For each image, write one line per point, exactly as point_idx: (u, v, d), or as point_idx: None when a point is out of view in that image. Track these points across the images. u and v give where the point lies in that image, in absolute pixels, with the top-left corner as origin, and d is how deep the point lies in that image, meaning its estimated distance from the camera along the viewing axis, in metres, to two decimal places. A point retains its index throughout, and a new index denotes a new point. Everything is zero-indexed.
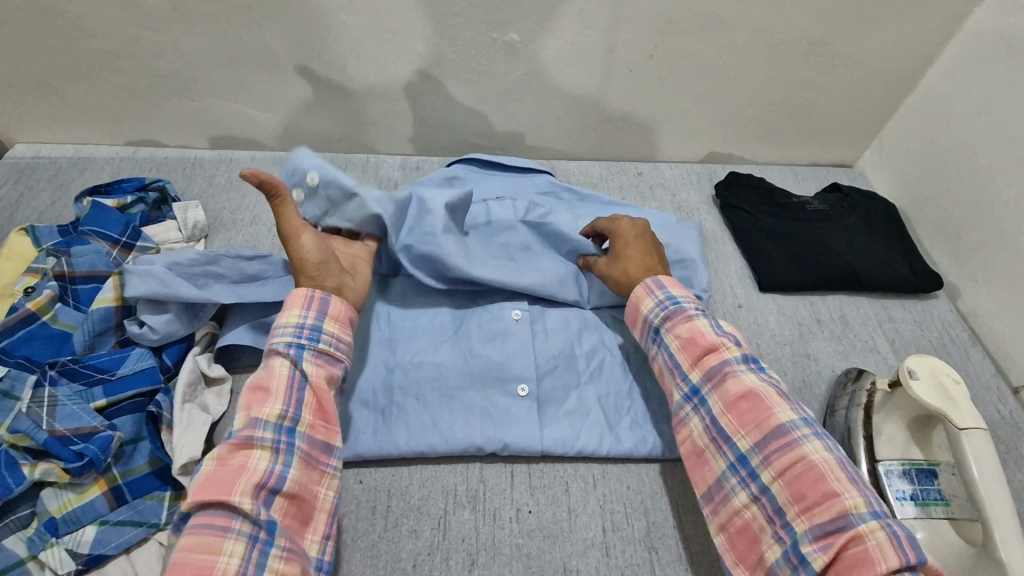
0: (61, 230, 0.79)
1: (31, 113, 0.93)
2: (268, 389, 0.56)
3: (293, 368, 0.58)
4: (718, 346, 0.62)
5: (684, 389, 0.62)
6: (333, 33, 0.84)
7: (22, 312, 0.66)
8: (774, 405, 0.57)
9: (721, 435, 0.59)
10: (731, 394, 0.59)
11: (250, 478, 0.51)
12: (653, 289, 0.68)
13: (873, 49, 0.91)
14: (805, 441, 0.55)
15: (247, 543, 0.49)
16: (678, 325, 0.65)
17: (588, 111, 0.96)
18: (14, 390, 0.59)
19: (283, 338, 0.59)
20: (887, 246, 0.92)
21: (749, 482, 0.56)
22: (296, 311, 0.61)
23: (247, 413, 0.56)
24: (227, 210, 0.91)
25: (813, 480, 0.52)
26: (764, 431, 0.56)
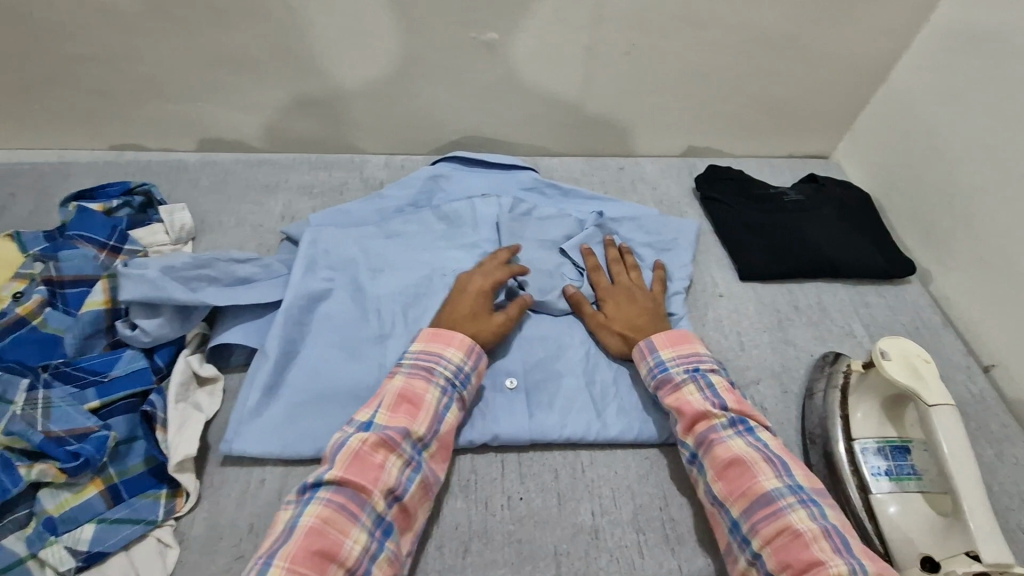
0: (46, 235, 0.79)
1: (10, 120, 0.93)
2: (420, 407, 0.62)
3: (442, 401, 0.63)
4: (707, 412, 0.64)
5: (685, 454, 0.65)
6: (314, 35, 0.84)
7: (12, 317, 0.66)
8: (760, 473, 0.58)
9: (716, 502, 0.60)
10: (718, 462, 0.60)
11: (388, 480, 0.57)
12: (645, 354, 0.70)
13: (845, 42, 0.93)
14: (789, 509, 0.56)
15: (370, 533, 0.55)
16: (666, 394, 0.67)
17: (568, 108, 0.98)
18: (7, 394, 0.59)
19: (444, 372, 0.65)
20: (861, 233, 0.94)
21: (744, 546, 0.57)
22: (459, 355, 0.66)
23: (394, 417, 0.61)
24: (212, 212, 0.91)
25: (797, 548, 0.53)
26: (750, 498, 0.57)
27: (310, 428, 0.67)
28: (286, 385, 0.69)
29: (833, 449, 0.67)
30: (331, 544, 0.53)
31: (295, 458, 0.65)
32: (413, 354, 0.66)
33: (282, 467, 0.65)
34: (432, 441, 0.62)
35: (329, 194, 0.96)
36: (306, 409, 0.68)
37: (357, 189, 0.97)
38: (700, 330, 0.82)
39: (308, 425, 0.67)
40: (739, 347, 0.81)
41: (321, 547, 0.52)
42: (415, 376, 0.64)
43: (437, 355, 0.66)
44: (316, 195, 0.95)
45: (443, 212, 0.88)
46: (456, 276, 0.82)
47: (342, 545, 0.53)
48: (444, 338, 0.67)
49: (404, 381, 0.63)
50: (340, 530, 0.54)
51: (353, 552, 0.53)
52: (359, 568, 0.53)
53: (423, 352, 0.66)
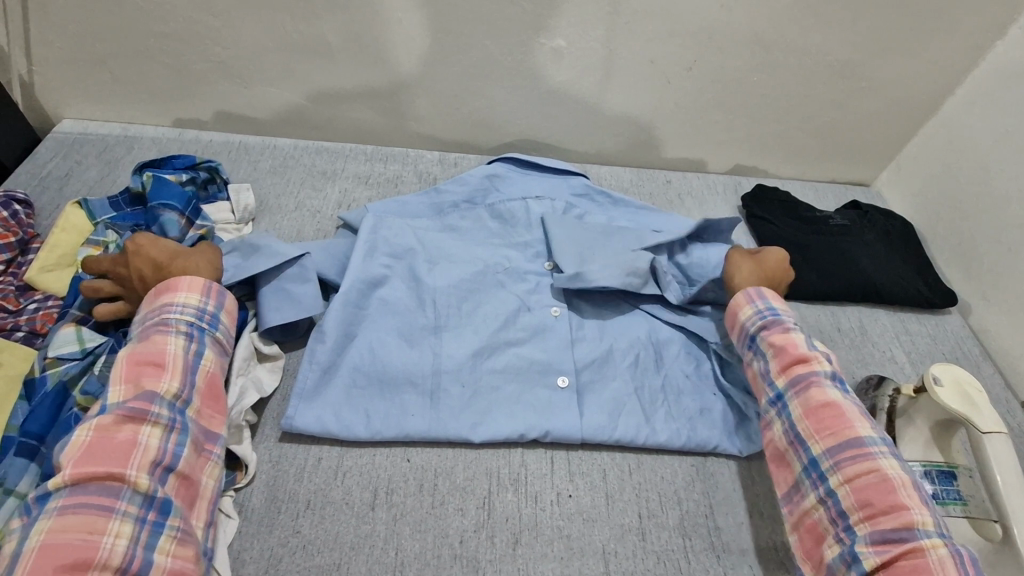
0: (114, 204, 0.81)
1: (81, 91, 0.95)
2: (164, 364, 0.58)
3: (187, 350, 0.61)
4: (810, 358, 0.65)
5: (770, 394, 0.66)
6: (389, 30, 0.87)
7: (90, 282, 0.68)
8: (856, 422, 0.60)
9: (798, 439, 0.62)
10: (814, 402, 0.62)
11: (146, 454, 0.53)
12: (752, 298, 0.72)
13: (901, 74, 0.95)
14: (881, 456, 0.57)
15: (135, 524, 0.50)
16: (773, 333, 0.68)
17: (624, 119, 1.00)
18: (86, 352, 0.63)
19: (180, 318, 0.62)
20: (905, 262, 0.96)
21: (818, 483, 0.59)
22: (194, 296, 0.64)
23: (133, 387, 0.57)
24: (272, 195, 0.93)
25: (883, 491, 0.55)
26: (840, 440, 0.59)
27: (367, 412, 0.68)
28: (344, 368, 0.70)
29: None
30: (84, 550, 0.47)
31: (352, 439, 0.67)
32: (142, 319, 0.63)
33: (339, 447, 0.67)
34: (190, 395, 0.59)
35: (385, 185, 0.98)
36: (363, 394, 0.69)
37: (412, 182, 0.99)
38: None
39: (366, 409, 0.68)
40: None
41: (72, 556, 0.47)
42: (148, 335, 0.60)
43: (165, 305, 0.62)
44: (373, 185, 0.97)
45: (497, 211, 0.90)
46: (510, 274, 0.83)
47: (100, 547, 0.48)
48: (171, 285, 0.64)
49: (139, 343, 0.59)
50: (89, 532, 0.48)
51: (119, 548, 0.49)
52: (128, 560, 0.49)
53: (153, 308, 0.63)
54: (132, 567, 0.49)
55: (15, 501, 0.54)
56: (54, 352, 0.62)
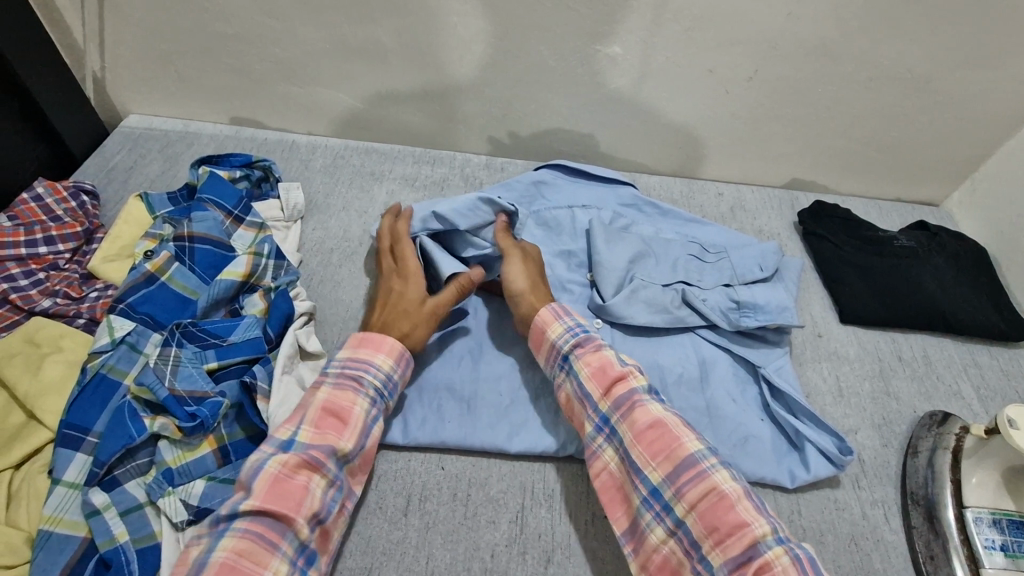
0: (172, 198, 0.84)
1: (148, 88, 0.99)
2: (347, 422, 0.58)
3: (369, 413, 0.60)
4: (626, 374, 0.62)
5: (596, 419, 0.61)
6: (443, 34, 0.87)
7: (143, 272, 0.70)
8: (683, 435, 0.57)
9: (634, 468, 0.57)
10: (639, 424, 0.58)
11: (312, 505, 0.53)
12: (559, 314, 0.68)
13: (981, 89, 0.89)
14: (714, 470, 0.54)
15: (289, 565, 0.51)
16: (587, 353, 0.64)
17: (676, 129, 0.97)
18: (138, 345, 0.64)
19: (372, 381, 0.61)
20: (977, 289, 0.89)
21: (664, 515, 0.55)
22: (389, 361, 0.63)
23: (320, 433, 0.57)
24: (321, 194, 0.94)
25: (723, 509, 0.52)
26: (675, 462, 0.56)
27: (404, 416, 0.68)
28: None
29: (939, 513, 0.65)
30: None
31: (388, 443, 0.67)
32: (340, 359, 0.62)
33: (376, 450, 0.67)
34: (355, 456, 0.59)
35: (431, 188, 0.98)
36: (401, 398, 0.69)
37: (457, 186, 0.99)
38: (797, 369, 0.80)
39: (405, 413, 0.68)
40: (838, 392, 0.78)
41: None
42: (341, 386, 0.60)
43: (365, 362, 0.62)
44: (419, 187, 0.98)
45: (543, 218, 0.88)
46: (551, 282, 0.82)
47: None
48: (374, 343, 0.63)
49: (328, 393, 0.59)
50: (256, 562, 0.49)
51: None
52: None
53: (351, 357, 0.62)
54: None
55: (67, 488, 0.55)
56: (108, 343, 0.63)
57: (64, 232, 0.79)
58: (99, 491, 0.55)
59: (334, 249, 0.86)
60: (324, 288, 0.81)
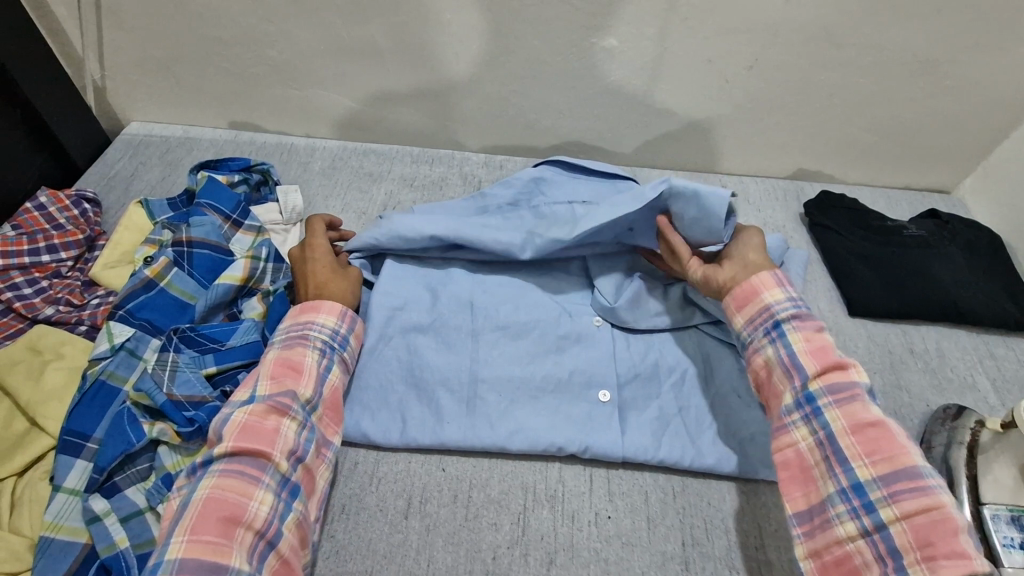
0: (172, 204, 0.84)
1: (148, 95, 0.99)
2: (302, 371, 0.60)
3: (321, 363, 0.63)
4: (847, 364, 0.57)
5: (799, 395, 0.58)
6: (437, 32, 0.86)
7: (142, 279, 0.70)
8: (907, 444, 0.53)
9: (835, 457, 0.54)
10: (859, 418, 0.54)
11: (287, 442, 0.56)
12: (783, 282, 0.64)
13: (991, 72, 0.86)
14: (941, 490, 0.50)
15: (275, 493, 0.53)
16: (805, 327, 0.60)
17: (677, 121, 0.96)
18: (138, 351, 0.64)
19: (319, 336, 0.64)
20: (991, 278, 0.87)
21: (861, 514, 0.51)
22: (331, 320, 0.66)
23: (277, 384, 0.59)
24: (320, 197, 0.94)
25: (943, 531, 0.47)
26: (894, 466, 0.51)
27: (403, 417, 0.68)
28: (377, 373, 0.70)
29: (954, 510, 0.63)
30: (232, 507, 0.51)
31: (387, 445, 0.66)
32: (284, 327, 0.65)
33: (374, 453, 0.67)
34: (319, 403, 0.61)
35: (430, 188, 0.97)
36: (398, 399, 0.69)
37: (457, 185, 0.99)
38: None
39: (404, 414, 0.68)
40: None
41: (225, 513, 0.50)
42: (289, 345, 0.62)
43: (306, 323, 0.64)
44: (417, 187, 0.97)
45: (542, 211, 0.86)
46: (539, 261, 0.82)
47: (248, 509, 0.51)
48: (312, 307, 0.66)
49: (280, 352, 0.62)
50: (240, 494, 0.52)
51: (261, 514, 0.51)
52: (268, 528, 0.52)
53: (296, 322, 0.65)
54: (268, 534, 0.52)
55: (67, 495, 0.56)
56: (108, 350, 0.63)
57: (66, 241, 0.80)
58: (99, 497, 0.55)
59: None
60: None
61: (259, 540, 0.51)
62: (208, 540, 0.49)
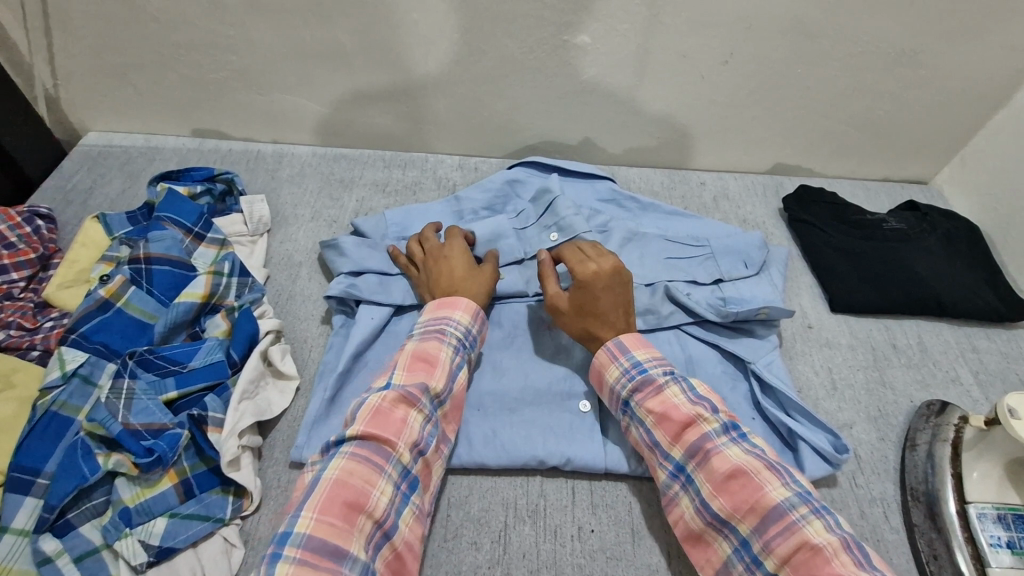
0: (132, 218, 0.81)
1: (105, 104, 0.95)
2: (436, 365, 0.58)
3: (454, 361, 0.61)
4: (695, 419, 0.57)
5: (669, 467, 0.58)
6: (404, 33, 0.83)
7: (97, 299, 0.66)
8: (766, 482, 0.52)
9: (716, 520, 0.54)
10: (717, 474, 0.54)
11: (413, 434, 0.54)
12: (616, 355, 0.64)
13: (966, 62, 0.86)
14: (803, 522, 0.49)
15: (395, 485, 0.51)
16: (647, 398, 0.60)
17: (654, 119, 0.94)
18: (93, 376, 0.61)
19: (454, 333, 0.62)
20: (971, 270, 0.86)
21: (754, 568, 0.51)
22: (466, 318, 0.64)
23: (411, 375, 0.57)
24: (289, 205, 0.91)
25: (818, 566, 0.47)
26: (760, 514, 0.51)
27: None
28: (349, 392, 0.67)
29: (940, 509, 0.62)
30: (354, 494, 0.48)
31: None
32: (422, 321, 0.63)
33: None
34: (447, 399, 0.59)
35: (403, 193, 0.95)
36: None
37: (430, 189, 0.96)
38: (787, 363, 0.77)
39: None
40: (831, 385, 0.75)
41: (349, 498, 0.48)
42: (426, 337, 0.61)
43: (443, 318, 0.63)
44: (390, 193, 0.94)
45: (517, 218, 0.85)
46: (516, 237, 0.80)
47: (371, 496, 0.49)
48: (450, 302, 0.64)
49: (417, 342, 0.60)
50: (365, 480, 0.49)
51: (381, 504, 0.49)
52: (384, 520, 0.49)
53: (431, 317, 0.63)
54: (385, 525, 0.49)
55: (16, 536, 0.53)
56: (59, 378, 0.59)
57: (17, 261, 0.76)
58: (51, 537, 0.52)
59: (303, 262, 0.83)
60: (293, 304, 0.78)
61: (377, 530, 0.49)
62: (333, 523, 0.46)
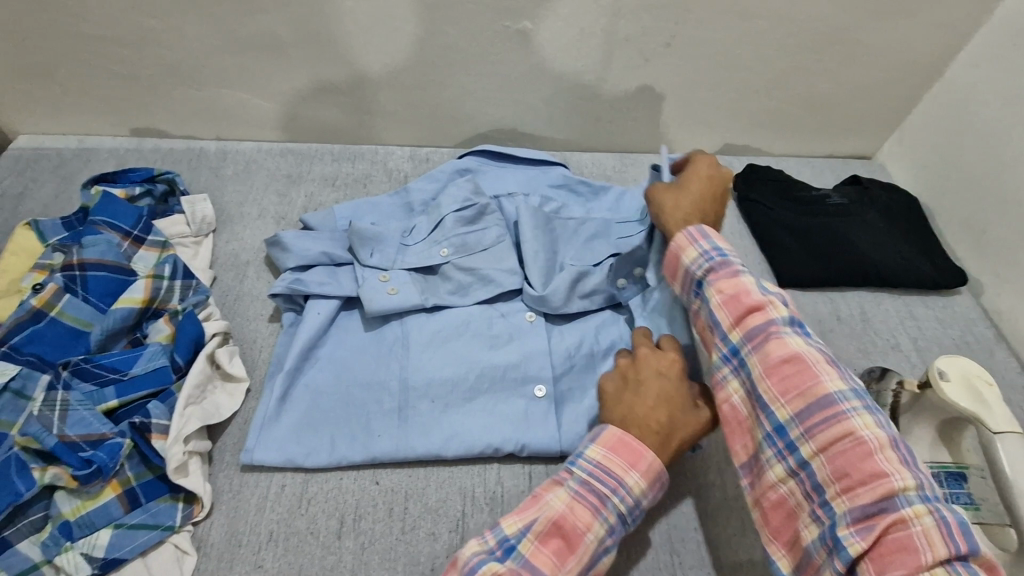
0: (65, 223, 0.78)
1: (33, 105, 0.91)
2: (576, 547, 0.52)
3: (604, 540, 0.54)
4: (765, 305, 0.57)
5: (725, 349, 0.58)
6: (342, 22, 0.81)
7: (29, 310, 0.64)
8: (823, 371, 0.52)
9: (759, 402, 0.55)
10: (773, 358, 0.54)
11: None
12: (696, 239, 0.64)
13: (899, 38, 0.88)
14: (853, 413, 0.50)
15: None
16: (722, 279, 0.60)
17: (602, 103, 0.94)
18: (26, 390, 0.58)
19: (617, 506, 0.55)
20: (909, 241, 0.90)
21: (785, 455, 0.52)
22: (642, 484, 0.56)
23: (543, 544, 0.53)
24: (234, 204, 0.89)
25: (859, 457, 0.48)
26: (807, 401, 0.52)
27: (331, 436, 0.64)
28: (300, 389, 0.67)
29: None
30: None
31: (314, 465, 0.63)
32: (590, 460, 0.56)
33: (303, 474, 0.63)
34: None
35: (353, 186, 0.93)
36: (326, 416, 0.65)
37: (381, 182, 0.94)
38: None
39: (332, 432, 0.64)
40: None
41: None
42: (582, 498, 0.54)
43: (617, 480, 0.55)
44: (340, 187, 0.93)
45: None
46: (472, 224, 0.79)
47: None
48: (632, 454, 0.56)
49: (567, 504, 0.54)
50: None
51: None
52: None
53: (603, 475, 0.55)
54: None
55: None
56: None
57: None
58: None
59: (250, 261, 0.81)
60: (241, 304, 0.76)
61: None
62: None
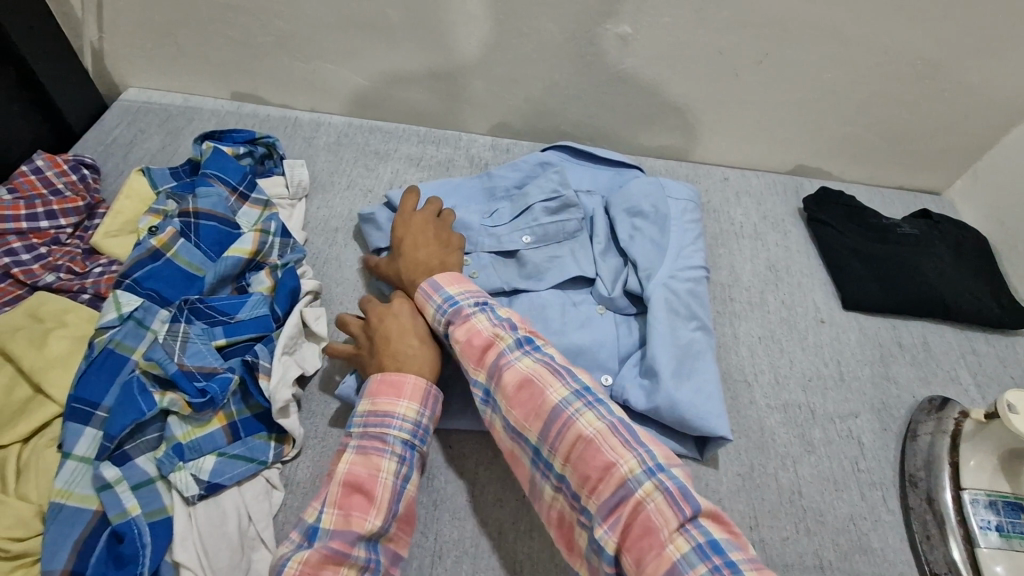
0: (175, 174, 0.83)
1: (149, 61, 0.97)
2: (371, 495, 0.53)
3: (397, 475, 0.55)
4: (493, 340, 0.59)
5: (479, 391, 0.59)
6: (450, 10, 0.85)
7: (148, 248, 0.69)
8: (550, 384, 0.55)
9: (514, 431, 0.56)
10: (509, 387, 0.56)
11: None
12: (430, 294, 0.64)
13: (989, 77, 0.89)
14: (577, 415, 0.53)
15: None
16: (457, 328, 0.61)
17: (684, 113, 0.97)
18: (146, 321, 0.64)
19: (398, 436, 0.56)
20: (977, 278, 0.90)
21: (547, 472, 0.54)
22: (414, 406, 0.58)
23: (343, 517, 0.52)
24: (326, 173, 0.94)
25: (591, 455, 0.51)
26: (541, 418, 0.54)
27: None
28: None
29: (937, 495, 0.67)
30: None
31: None
32: (362, 415, 0.57)
33: None
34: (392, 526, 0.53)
35: (436, 168, 0.97)
36: None
37: (462, 167, 0.99)
38: (800, 355, 0.81)
39: None
40: (839, 376, 0.79)
41: None
42: (364, 447, 0.55)
43: (387, 413, 0.57)
44: (424, 167, 0.97)
45: None
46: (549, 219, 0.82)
47: None
48: (395, 387, 0.58)
49: (348, 463, 0.55)
50: None
51: None
52: None
53: (372, 412, 0.57)
54: None
55: (77, 462, 0.56)
56: (115, 319, 0.63)
57: (65, 207, 0.78)
58: (110, 465, 0.56)
59: (339, 228, 0.86)
60: (329, 268, 0.81)
61: None
62: None
